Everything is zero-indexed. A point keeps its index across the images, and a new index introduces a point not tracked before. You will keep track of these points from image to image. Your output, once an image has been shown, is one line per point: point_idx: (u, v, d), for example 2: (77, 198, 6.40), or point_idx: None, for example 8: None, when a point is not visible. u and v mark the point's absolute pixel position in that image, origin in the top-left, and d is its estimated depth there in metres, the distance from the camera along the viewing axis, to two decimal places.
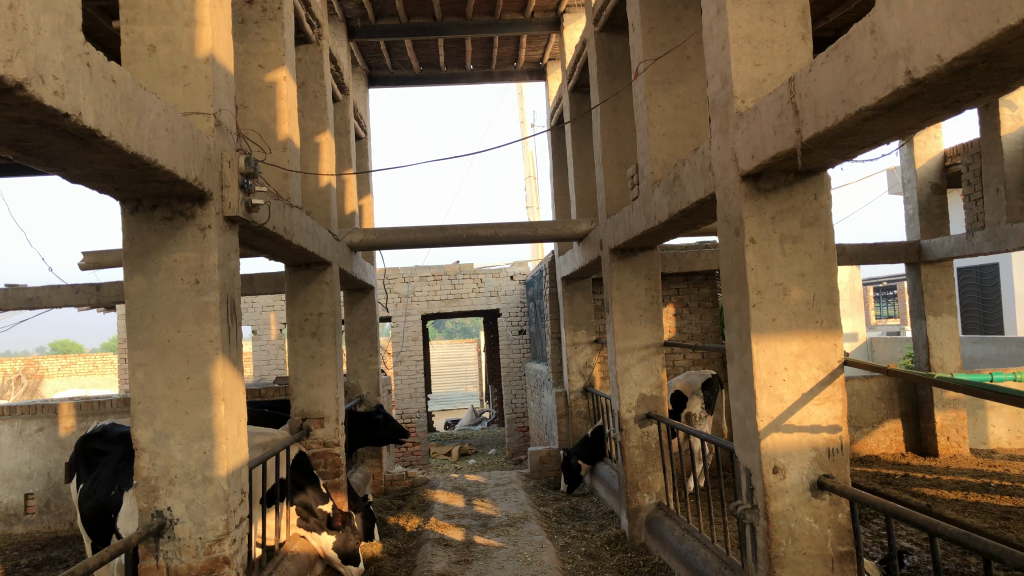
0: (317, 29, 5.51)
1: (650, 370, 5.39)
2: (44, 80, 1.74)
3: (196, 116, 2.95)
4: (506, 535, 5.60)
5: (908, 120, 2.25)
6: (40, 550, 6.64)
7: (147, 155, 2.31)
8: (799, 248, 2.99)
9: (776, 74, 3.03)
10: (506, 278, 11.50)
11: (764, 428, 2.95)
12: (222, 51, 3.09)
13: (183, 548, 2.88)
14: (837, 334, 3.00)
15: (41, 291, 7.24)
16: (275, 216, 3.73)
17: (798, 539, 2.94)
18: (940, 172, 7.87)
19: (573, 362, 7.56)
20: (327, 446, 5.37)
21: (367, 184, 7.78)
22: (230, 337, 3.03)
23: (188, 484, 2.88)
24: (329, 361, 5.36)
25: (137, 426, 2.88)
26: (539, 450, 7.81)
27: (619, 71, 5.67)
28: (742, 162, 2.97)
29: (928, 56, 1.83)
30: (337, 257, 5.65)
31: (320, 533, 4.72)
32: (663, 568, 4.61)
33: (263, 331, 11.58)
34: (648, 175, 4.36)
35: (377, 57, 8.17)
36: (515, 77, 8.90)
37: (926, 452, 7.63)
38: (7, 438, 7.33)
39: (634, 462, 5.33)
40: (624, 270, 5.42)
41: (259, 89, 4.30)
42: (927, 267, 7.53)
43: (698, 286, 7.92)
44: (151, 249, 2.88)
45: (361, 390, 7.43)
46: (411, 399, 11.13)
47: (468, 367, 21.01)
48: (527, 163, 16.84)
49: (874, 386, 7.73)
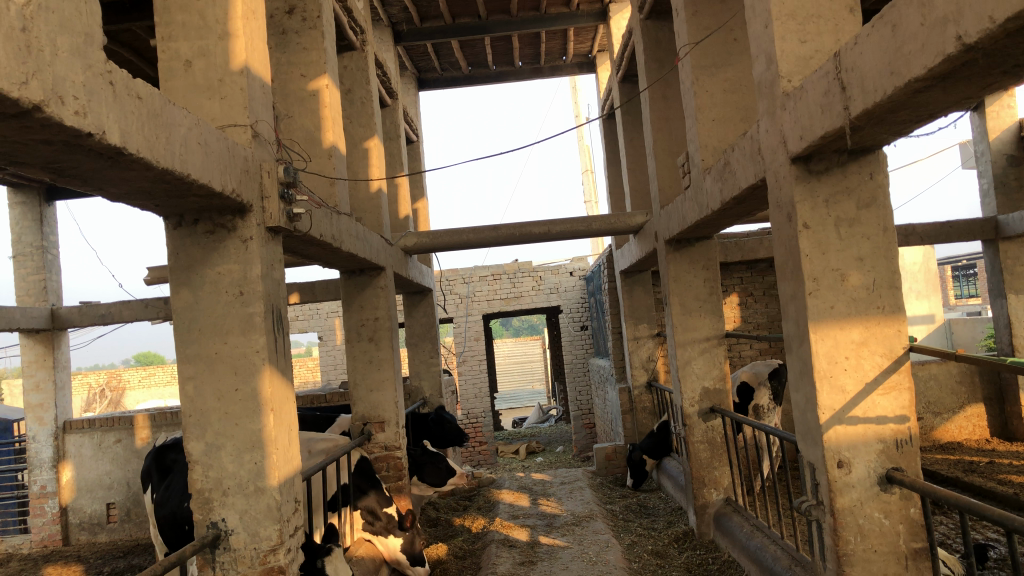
0: (361, 36, 5.53)
1: (712, 362, 5.25)
2: (64, 101, 1.76)
3: (233, 129, 2.96)
4: (571, 534, 5.52)
5: (965, 89, 2.11)
6: (121, 558, 6.82)
7: (180, 171, 2.32)
8: (856, 231, 2.84)
9: (824, 50, 2.88)
10: (566, 274, 11.40)
11: (826, 421, 2.83)
12: (257, 62, 3.10)
13: (239, 559, 2.89)
14: (901, 319, 2.84)
15: (113, 307, 7.44)
16: (320, 225, 3.73)
17: (868, 536, 2.80)
18: (1017, 144, 7.47)
19: (636, 356, 7.46)
20: (388, 450, 5.40)
21: (420, 187, 7.80)
22: (277, 346, 3.04)
23: (241, 495, 2.90)
24: (386, 365, 5.36)
25: (189, 439, 2.92)
26: (604, 447, 7.71)
27: (668, 57, 5.53)
28: (791, 144, 2.85)
29: (979, 19, 1.70)
30: (391, 262, 5.66)
31: (387, 537, 4.69)
32: (733, 565, 4.49)
33: (329, 337, 11.75)
34: (698, 162, 4.24)
35: (425, 59, 8.19)
36: (565, 71, 8.80)
37: (1013, 437, 7.26)
38: (88, 450, 7.59)
39: (700, 458, 5.18)
40: (682, 262, 5.29)
41: (303, 99, 4.33)
42: (1006, 244, 7.19)
43: (762, 273, 7.70)
44: (194, 263, 2.90)
45: (425, 392, 7.44)
46: (476, 399, 11.04)
47: (534, 364, 21.07)
48: (583, 158, 16.69)
49: (953, 369, 7.42)
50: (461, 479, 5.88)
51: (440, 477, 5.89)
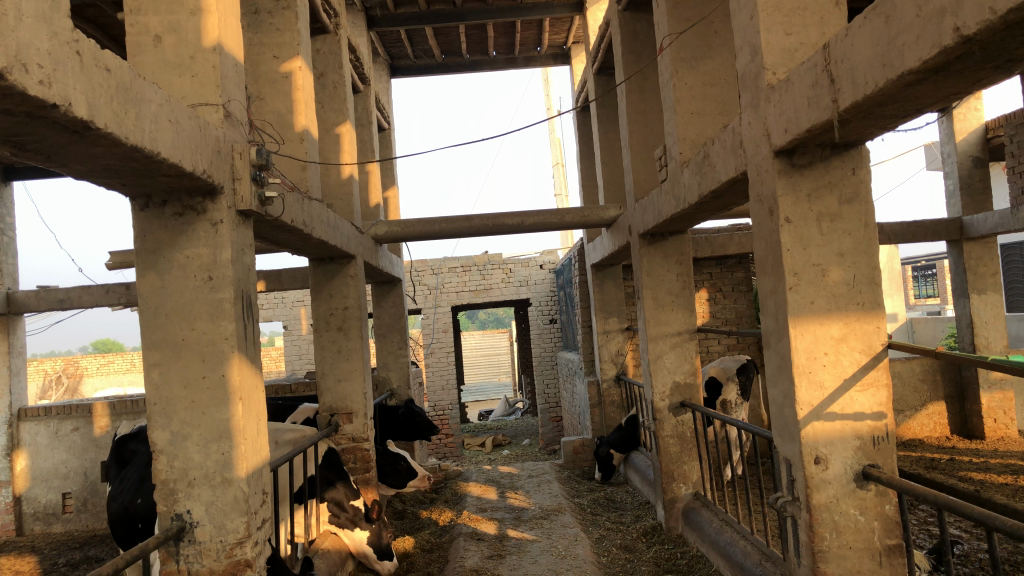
0: (334, 19, 5.42)
1: (683, 357, 5.24)
2: (28, 69, 1.66)
3: (205, 108, 2.86)
4: (539, 528, 5.49)
5: (955, 84, 2.09)
6: (77, 549, 6.66)
7: (150, 148, 2.22)
8: (837, 226, 2.83)
9: (809, 43, 2.86)
10: (536, 267, 11.33)
11: (804, 416, 2.81)
12: (230, 40, 3.00)
13: (204, 552, 2.80)
14: (880, 315, 2.83)
15: (72, 292, 7.24)
16: (292, 210, 3.64)
17: (843, 533, 2.79)
18: (982, 146, 7.57)
19: (605, 350, 7.44)
20: (356, 442, 5.29)
21: (390, 175, 7.71)
22: (246, 333, 2.95)
23: (207, 486, 2.81)
24: (355, 356, 5.27)
25: (154, 428, 2.82)
26: (572, 441, 7.68)
27: (645, 49, 5.49)
28: (774, 137, 2.82)
29: (979, 9, 1.67)
30: (362, 250, 5.57)
31: (353, 530, 4.63)
32: (701, 560, 4.48)
33: (294, 326, 11.60)
34: (676, 155, 4.22)
35: (398, 46, 8.09)
36: (539, 62, 8.75)
37: (972, 434, 7.39)
38: (44, 438, 7.38)
39: (670, 452, 5.17)
40: (655, 255, 5.27)
41: (275, 81, 4.23)
42: (970, 244, 7.28)
43: (731, 269, 7.73)
44: (162, 246, 2.80)
45: (392, 383, 7.36)
46: (443, 391, 10.98)
47: (501, 357, 21.04)
48: (554, 151, 16.64)
49: (916, 367, 7.51)
50: (423, 480, 5.73)
51: (408, 468, 5.82)
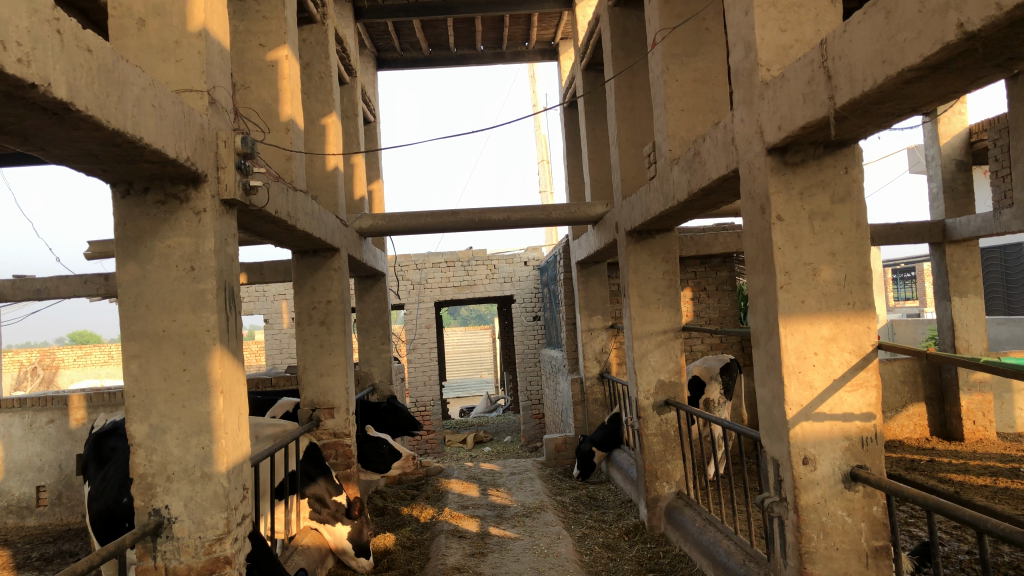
0: (321, 9, 5.33)
1: (668, 355, 5.22)
2: (6, 47, 1.60)
3: (188, 93, 2.79)
4: (521, 526, 5.45)
5: (953, 83, 2.07)
6: (51, 544, 6.54)
7: (132, 133, 2.16)
8: (829, 225, 2.80)
9: (803, 40, 2.83)
10: (520, 263, 11.36)
11: (793, 416, 2.78)
12: (216, 25, 2.94)
13: (182, 548, 2.75)
14: (871, 316, 2.81)
15: (49, 282, 7.12)
16: (276, 200, 3.57)
17: (830, 534, 2.77)
18: (966, 149, 7.61)
19: (589, 347, 7.42)
20: (337, 437, 5.24)
21: (375, 168, 7.64)
22: (228, 326, 2.89)
23: (186, 481, 2.75)
24: (338, 350, 5.20)
25: (132, 421, 2.75)
26: (555, 438, 7.64)
27: (635, 45, 5.45)
28: (768, 135, 2.80)
29: (984, 5, 1.65)
30: (346, 244, 5.50)
31: (335, 525, 4.55)
32: (683, 559, 4.46)
33: (276, 320, 11.50)
34: (666, 152, 4.19)
35: (385, 38, 8.03)
36: (527, 57, 8.70)
37: (952, 436, 7.43)
38: (18, 430, 7.23)
39: (653, 451, 5.15)
40: (642, 253, 5.24)
41: (261, 69, 4.16)
42: (952, 247, 7.32)
43: (716, 269, 7.72)
44: (143, 234, 2.74)
45: (374, 379, 7.28)
46: (425, 387, 10.92)
47: (483, 354, 21.01)
48: (540, 147, 16.59)
49: (897, 369, 7.54)
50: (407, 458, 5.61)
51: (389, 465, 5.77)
